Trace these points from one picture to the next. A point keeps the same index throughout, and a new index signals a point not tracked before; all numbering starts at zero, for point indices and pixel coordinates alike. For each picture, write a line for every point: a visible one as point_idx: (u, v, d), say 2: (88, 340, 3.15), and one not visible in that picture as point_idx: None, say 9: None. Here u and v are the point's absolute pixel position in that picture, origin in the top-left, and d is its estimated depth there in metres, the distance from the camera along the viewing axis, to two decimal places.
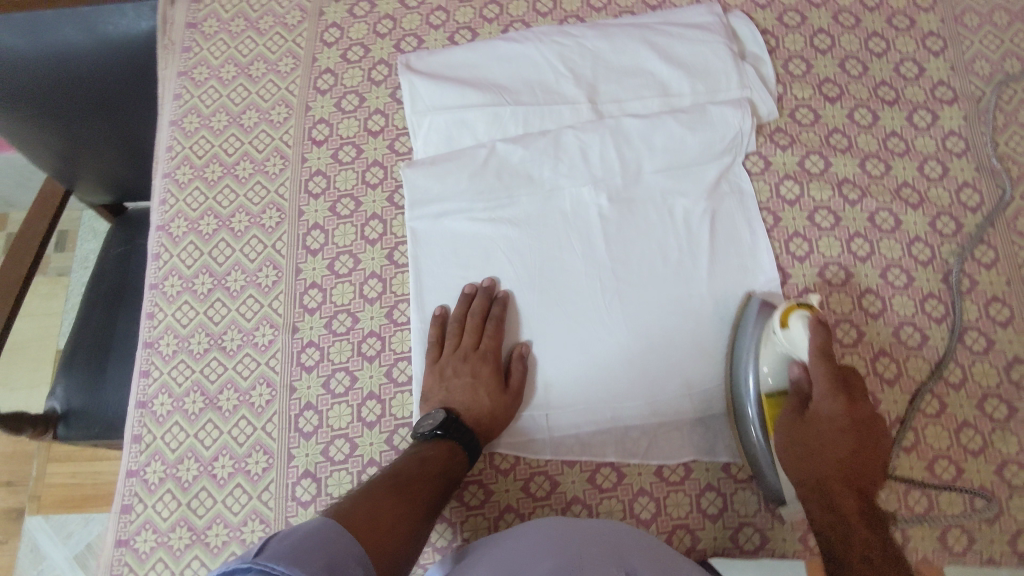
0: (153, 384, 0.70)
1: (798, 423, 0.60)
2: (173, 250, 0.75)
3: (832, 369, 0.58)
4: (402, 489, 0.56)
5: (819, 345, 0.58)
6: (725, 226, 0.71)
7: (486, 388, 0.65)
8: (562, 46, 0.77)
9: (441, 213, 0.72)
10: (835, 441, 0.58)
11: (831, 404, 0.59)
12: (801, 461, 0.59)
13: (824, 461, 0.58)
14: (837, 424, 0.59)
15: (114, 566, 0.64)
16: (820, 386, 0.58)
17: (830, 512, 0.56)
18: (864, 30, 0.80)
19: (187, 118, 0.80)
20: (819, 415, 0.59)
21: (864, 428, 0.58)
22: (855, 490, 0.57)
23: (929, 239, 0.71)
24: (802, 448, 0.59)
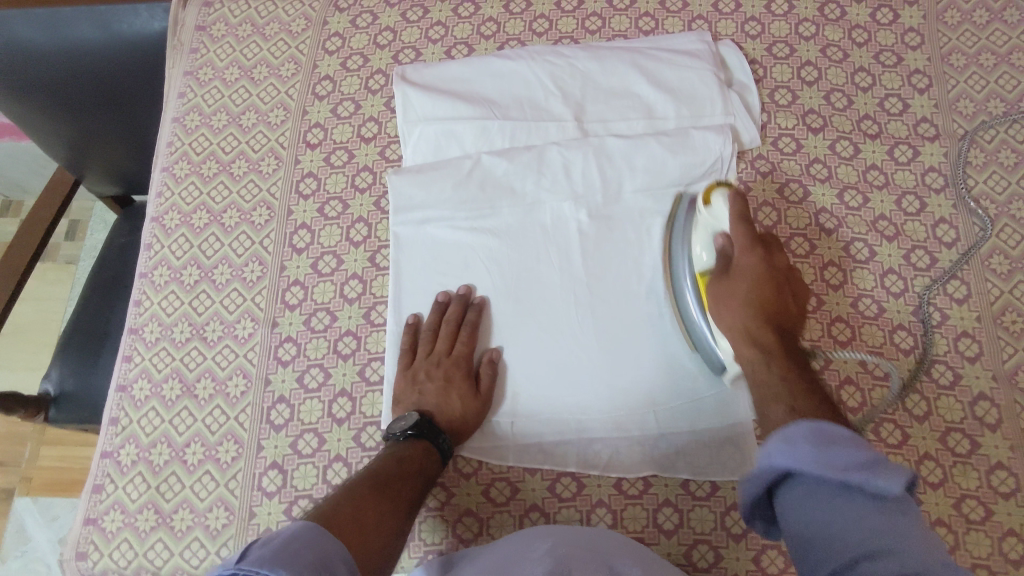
0: (134, 369, 0.72)
1: (724, 279, 0.62)
2: (165, 241, 0.77)
3: (750, 227, 0.62)
4: (383, 488, 0.57)
5: (737, 210, 0.62)
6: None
7: (458, 392, 0.66)
8: (553, 65, 0.79)
9: (423, 220, 0.74)
10: (756, 287, 0.60)
11: (751, 258, 0.61)
12: (728, 309, 0.61)
13: (748, 310, 0.60)
14: (757, 274, 0.61)
15: (81, 543, 0.66)
16: (739, 240, 0.61)
17: (758, 351, 0.58)
18: (851, 65, 0.82)
19: (189, 115, 0.83)
20: (742, 267, 0.62)
21: (782, 278, 0.62)
22: (779, 332, 0.59)
23: (902, 271, 0.72)
24: (728, 298, 0.61)
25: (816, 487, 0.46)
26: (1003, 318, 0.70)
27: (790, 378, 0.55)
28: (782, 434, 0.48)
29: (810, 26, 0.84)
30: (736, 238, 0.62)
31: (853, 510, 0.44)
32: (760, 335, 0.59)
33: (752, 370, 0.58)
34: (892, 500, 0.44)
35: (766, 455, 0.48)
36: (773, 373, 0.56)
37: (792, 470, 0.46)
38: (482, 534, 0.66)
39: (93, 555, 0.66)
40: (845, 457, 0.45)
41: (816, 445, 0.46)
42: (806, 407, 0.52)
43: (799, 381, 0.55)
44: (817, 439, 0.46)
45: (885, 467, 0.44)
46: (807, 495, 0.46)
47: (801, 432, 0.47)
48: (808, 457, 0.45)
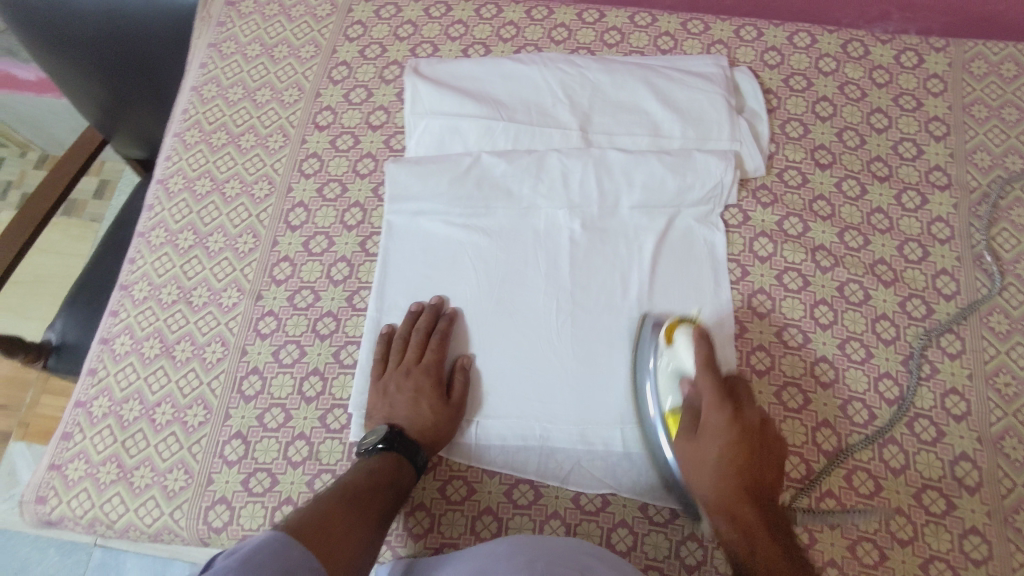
0: (118, 324, 0.74)
1: (693, 438, 0.60)
2: (166, 204, 0.79)
3: (716, 378, 0.59)
4: (351, 499, 0.56)
5: (703, 357, 0.60)
6: (692, 271, 0.71)
7: (429, 400, 0.65)
8: (564, 73, 0.79)
9: (417, 212, 0.75)
10: (728, 452, 0.58)
11: (720, 417, 0.59)
12: (701, 476, 0.58)
13: (721, 478, 0.58)
14: (728, 441, 0.58)
15: (42, 488, 0.67)
16: (708, 398, 0.59)
17: (737, 530, 0.56)
18: (868, 104, 0.80)
19: (207, 86, 0.86)
20: (710, 427, 0.59)
21: (752, 436, 0.59)
22: (755, 502, 0.57)
23: (896, 318, 0.70)
24: (703, 461, 0.59)
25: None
26: (995, 379, 0.67)
27: (774, 558, 0.54)
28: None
29: (831, 62, 0.83)
30: (705, 393, 0.60)
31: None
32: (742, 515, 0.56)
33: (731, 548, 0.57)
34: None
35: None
36: (755, 556, 0.54)
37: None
38: (432, 531, 0.65)
39: (52, 501, 0.67)
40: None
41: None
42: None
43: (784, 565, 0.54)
44: None
45: None
46: None
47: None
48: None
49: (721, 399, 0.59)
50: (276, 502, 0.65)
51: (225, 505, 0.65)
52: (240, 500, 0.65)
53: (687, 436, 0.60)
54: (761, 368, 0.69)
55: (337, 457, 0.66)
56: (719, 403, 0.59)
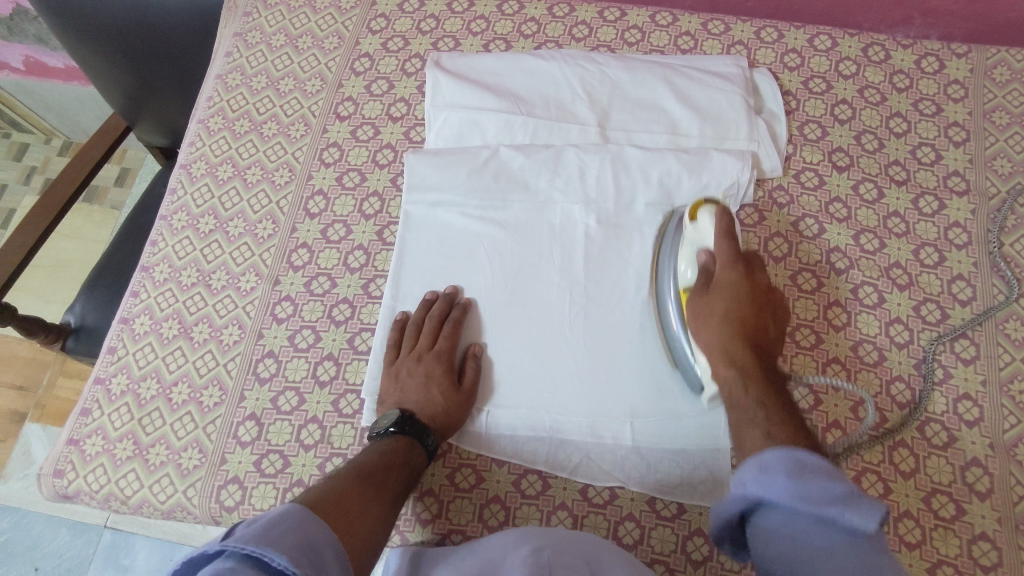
0: (138, 304, 0.75)
1: (704, 296, 0.63)
2: (189, 188, 0.81)
3: (734, 245, 0.63)
4: (367, 478, 0.57)
5: (721, 225, 0.64)
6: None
7: (440, 385, 0.66)
8: (584, 70, 0.80)
9: (434, 203, 0.76)
10: (736, 304, 0.61)
11: (731, 274, 0.62)
12: (708, 327, 0.61)
13: (727, 325, 0.60)
14: (738, 294, 0.61)
15: (60, 461, 0.69)
16: (722, 258, 0.63)
17: (735, 371, 0.58)
18: (888, 108, 0.80)
19: (231, 74, 0.87)
20: (722, 283, 0.62)
21: (763, 300, 0.62)
22: (755, 353, 0.59)
23: (910, 322, 0.70)
24: (708, 315, 0.62)
25: (790, 520, 0.44)
26: (1010, 387, 0.67)
27: (765, 402, 0.55)
28: (758, 460, 0.46)
29: (851, 65, 0.83)
30: (721, 254, 0.63)
31: (825, 544, 0.42)
32: (741, 359, 0.58)
33: (727, 390, 0.58)
34: (867, 538, 0.42)
35: (741, 482, 0.47)
36: (748, 395, 0.55)
37: (764, 498, 0.45)
38: (441, 517, 0.66)
39: (69, 474, 0.68)
40: (819, 488, 0.43)
41: (791, 472, 0.44)
42: (781, 431, 0.52)
43: (774, 407, 0.54)
44: (792, 471, 0.44)
45: (858, 501, 0.42)
46: (779, 530, 0.45)
47: (775, 459, 0.45)
48: (780, 485, 0.44)
49: (735, 259, 0.63)
50: (287, 483, 0.66)
51: (237, 485, 0.66)
52: (252, 480, 0.66)
53: (699, 293, 0.63)
54: None
55: (349, 441, 0.67)
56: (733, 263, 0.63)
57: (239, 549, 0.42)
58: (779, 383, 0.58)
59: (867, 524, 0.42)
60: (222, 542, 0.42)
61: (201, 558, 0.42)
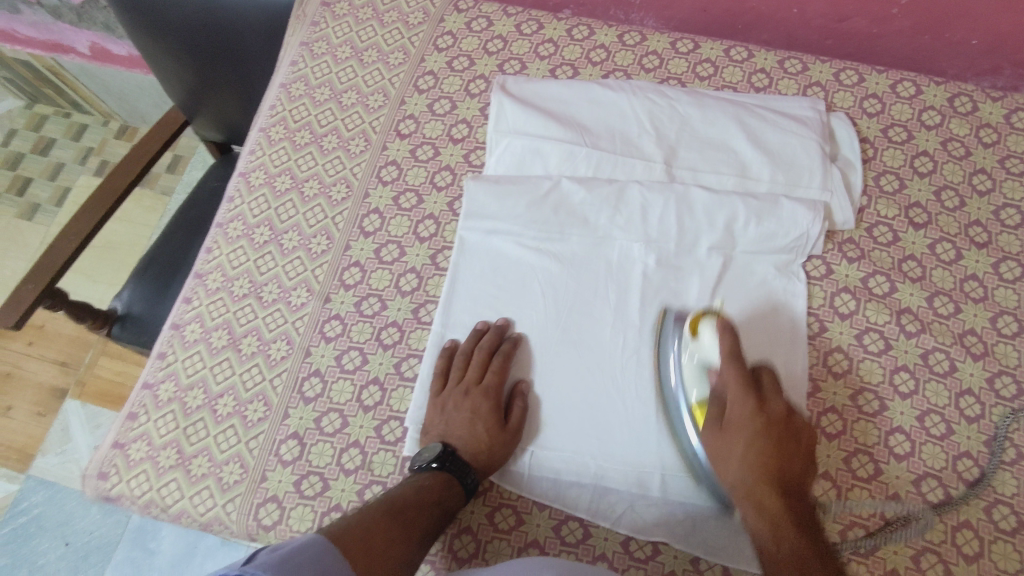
0: (190, 311, 0.76)
1: (719, 430, 0.58)
2: (247, 197, 0.82)
3: (742, 371, 0.58)
4: (396, 513, 0.56)
5: (725, 348, 0.59)
6: (778, 347, 0.67)
7: (484, 423, 0.64)
8: (653, 104, 0.78)
9: (490, 231, 0.74)
10: (756, 443, 0.56)
11: (744, 410, 0.57)
12: (730, 468, 0.57)
13: (752, 469, 0.56)
14: (753, 431, 0.56)
15: (105, 464, 0.70)
16: (733, 391, 0.58)
17: (765, 520, 0.54)
18: (971, 164, 0.76)
19: (296, 83, 0.87)
20: (735, 422, 0.57)
21: (783, 428, 0.56)
22: (784, 495, 0.55)
23: (982, 395, 0.66)
24: (726, 455, 0.57)
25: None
26: None
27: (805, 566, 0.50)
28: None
29: (935, 115, 0.79)
30: (731, 385, 0.58)
31: None
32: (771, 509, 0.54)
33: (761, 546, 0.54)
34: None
35: None
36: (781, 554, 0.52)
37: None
38: (477, 557, 0.65)
39: (113, 478, 0.69)
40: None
41: None
42: None
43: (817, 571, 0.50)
44: None
45: None
46: None
47: None
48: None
49: (744, 393, 0.57)
50: (326, 507, 0.65)
51: (275, 504, 0.66)
52: (290, 501, 0.66)
53: (714, 430, 0.58)
54: (831, 432, 0.66)
55: (390, 470, 0.66)
56: (744, 394, 0.57)
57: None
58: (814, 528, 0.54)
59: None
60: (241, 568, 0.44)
61: None
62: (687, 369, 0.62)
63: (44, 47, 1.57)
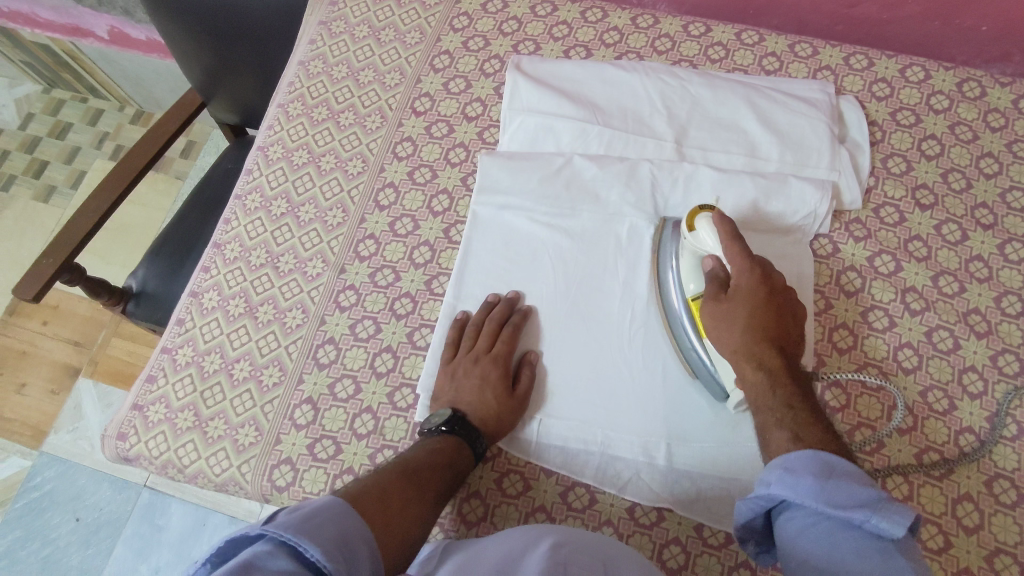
0: (209, 280, 0.78)
1: (722, 300, 0.61)
2: (265, 170, 0.83)
3: (745, 248, 0.62)
4: (410, 474, 0.58)
5: (726, 229, 0.63)
6: (776, 251, 0.71)
7: (493, 390, 0.66)
8: (665, 84, 0.79)
9: (503, 206, 0.76)
10: (757, 308, 0.60)
11: (746, 281, 0.61)
12: (730, 331, 0.60)
13: (751, 331, 0.59)
14: (754, 297, 0.60)
15: (125, 424, 0.72)
16: (736, 264, 0.62)
17: (761, 372, 0.57)
18: (979, 147, 0.77)
19: (314, 61, 0.89)
20: (741, 290, 0.61)
21: (779, 297, 0.61)
22: (779, 352, 0.59)
23: (985, 372, 0.67)
24: (727, 322, 0.60)
25: (813, 521, 0.48)
26: None
27: (794, 403, 0.55)
28: (785, 462, 0.51)
29: (943, 99, 0.80)
30: (734, 260, 0.62)
31: (848, 546, 0.46)
32: (767, 361, 0.58)
33: (755, 394, 0.57)
34: (891, 541, 0.46)
35: (768, 483, 0.51)
36: (776, 396, 0.56)
37: (788, 499, 0.49)
38: (485, 521, 0.66)
39: (132, 438, 0.71)
40: (846, 492, 0.47)
41: (818, 477, 0.48)
42: (810, 433, 0.53)
43: (802, 410, 0.55)
44: (818, 472, 0.49)
45: (887, 506, 0.46)
46: (807, 529, 0.48)
47: (802, 462, 0.50)
48: (808, 487, 0.48)
49: (746, 263, 0.61)
50: (338, 470, 0.66)
51: (289, 466, 0.67)
52: (304, 463, 0.67)
53: (715, 302, 0.62)
54: (835, 406, 0.67)
55: (401, 434, 0.68)
56: (748, 266, 0.61)
57: (279, 536, 0.41)
58: (803, 382, 0.58)
59: (895, 528, 0.45)
60: (263, 527, 0.42)
61: (239, 540, 0.41)
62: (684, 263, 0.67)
63: (64, 31, 1.59)
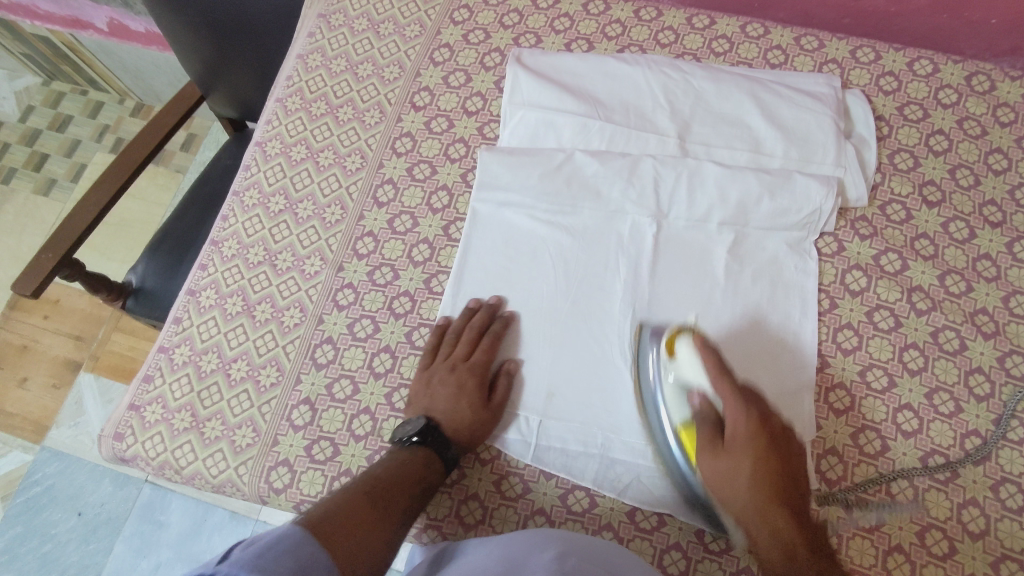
0: (206, 278, 0.77)
1: (719, 451, 0.55)
2: (263, 166, 0.82)
3: (735, 384, 0.56)
4: (375, 497, 0.56)
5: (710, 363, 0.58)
6: (767, 372, 0.65)
7: (469, 399, 0.65)
8: (668, 78, 0.78)
9: (503, 203, 0.75)
10: (761, 461, 0.53)
11: (743, 427, 0.54)
12: (733, 492, 0.53)
13: (758, 489, 0.52)
14: (754, 449, 0.54)
15: (122, 425, 0.71)
16: (729, 404, 0.56)
17: (778, 544, 0.50)
18: (988, 143, 0.76)
19: (312, 55, 0.88)
20: (738, 440, 0.54)
21: (782, 444, 0.55)
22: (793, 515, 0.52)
23: (992, 373, 0.66)
24: (727, 477, 0.54)
25: None
26: None
27: None
28: None
29: (952, 93, 0.79)
30: (726, 399, 0.56)
31: None
32: (780, 528, 0.51)
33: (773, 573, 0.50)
34: None
35: None
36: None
37: None
38: (484, 523, 0.65)
39: (128, 438, 0.70)
40: None
41: None
42: None
43: None
44: None
45: None
46: None
47: None
48: None
49: (740, 408, 0.55)
50: (336, 472, 0.66)
51: (287, 467, 0.67)
52: (302, 464, 0.67)
53: (710, 452, 0.56)
54: (839, 408, 0.66)
55: None
56: (742, 410, 0.55)
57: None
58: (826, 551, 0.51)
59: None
60: (213, 568, 0.41)
61: None
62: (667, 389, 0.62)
63: (64, 22, 1.58)
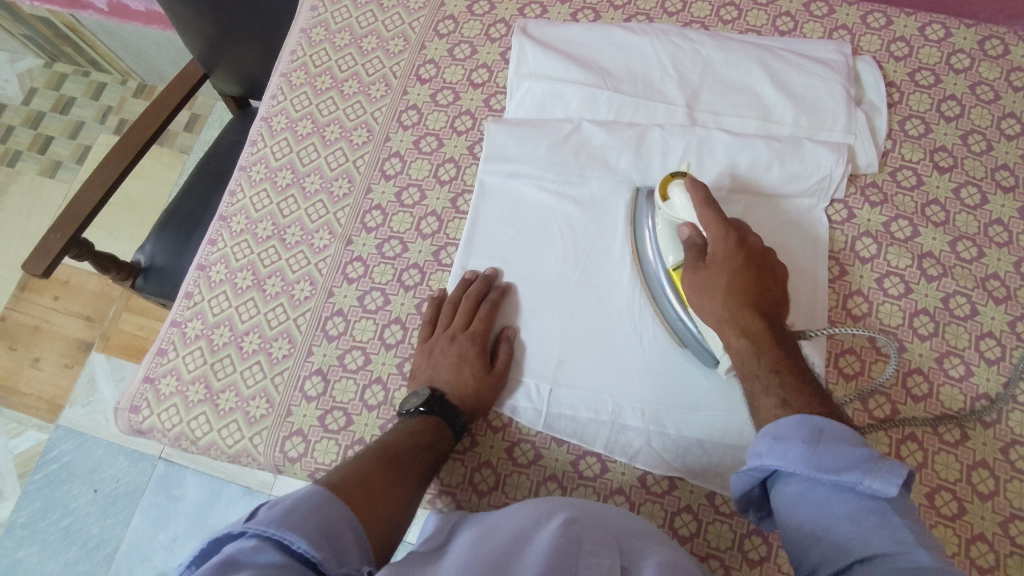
0: (216, 253, 0.78)
1: (701, 268, 0.59)
2: (269, 141, 0.82)
3: (719, 212, 0.60)
4: (391, 459, 0.57)
5: (701, 198, 0.61)
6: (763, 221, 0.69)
7: (471, 368, 0.65)
8: (676, 47, 0.77)
9: (509, 174, 0.74)
10: (737, 276, 0.57)
11: (723, 247, 0.59)
12: (711, 299, 0.58)
13: (733, 296, 0.57)
14: (733, 265, 0.58)
15: (137, 398, 0.72)
16: (712, 230, 0.59)
17: (747, 339, 0.55)
18: (1001, 108, 0.75)
19: (316, 29, 0.87)
20: (717, 258, 0.59)
21: (760, 262, 0.59)
22: (763, 316, 0.56)
23: (1003, 337, 0.66)
24: (707, 290, 0.58)
25: (807, 486, 0.47)
26: None
27: (779, 368, 0.53)
28: (771, 431, 0.49)
29: (964, 58, 0.78)
30: (709, 225, 0.60)
31: (841, 508, 0.45)
32: (749, 327, 0.55)
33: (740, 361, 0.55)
34: (884, 501, 0.44)
35: (757, 455, 0.49)
36: (761, 363, 0.54)
37: (779, 468, 0.48)
38: (497, 489, 0.66)
39: (145, 410, 0.71)
40: (835, 457, 0.46)
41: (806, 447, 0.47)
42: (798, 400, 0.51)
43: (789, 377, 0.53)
44: (808, 439, 0.47)
45: (876, 465, 0.45)
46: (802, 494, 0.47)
47: (790, 430, 0.48)
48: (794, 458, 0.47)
49: (722, 230, 0.59)
50: (350, 441, 0.67)
51: (301, 437, 0.67)
52: (316, 434, 0.67)
53: (693, 270, 0.60)
54: (848, 373, 0.66)
55: None
56: (723, 232, 0.59)
57: (262, 532, 0.42)
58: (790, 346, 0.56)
59: (886, 488, 0.44)
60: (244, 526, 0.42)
61: (222, 539, 0.42)
62: (662, 232, 0.65)
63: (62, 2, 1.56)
